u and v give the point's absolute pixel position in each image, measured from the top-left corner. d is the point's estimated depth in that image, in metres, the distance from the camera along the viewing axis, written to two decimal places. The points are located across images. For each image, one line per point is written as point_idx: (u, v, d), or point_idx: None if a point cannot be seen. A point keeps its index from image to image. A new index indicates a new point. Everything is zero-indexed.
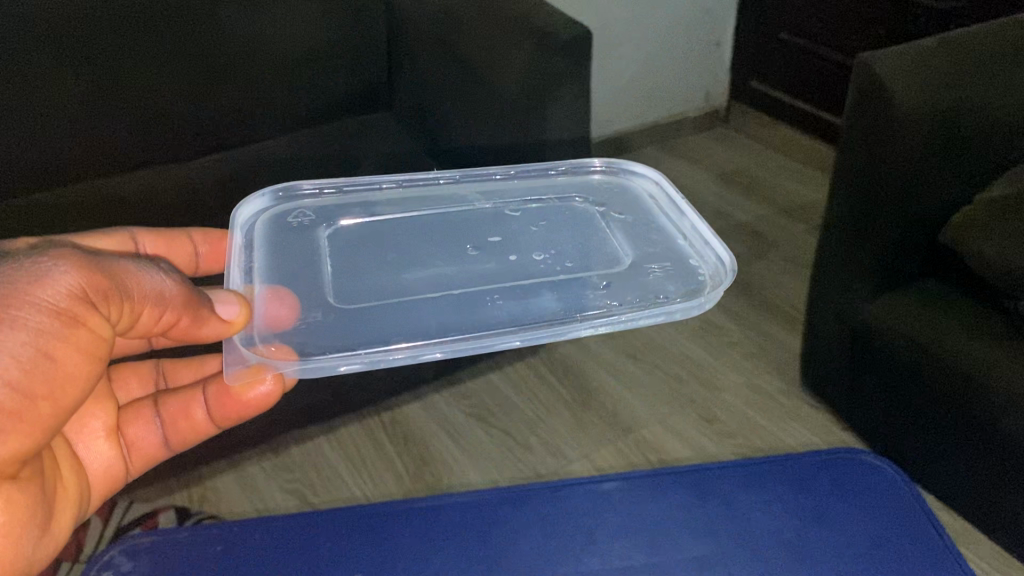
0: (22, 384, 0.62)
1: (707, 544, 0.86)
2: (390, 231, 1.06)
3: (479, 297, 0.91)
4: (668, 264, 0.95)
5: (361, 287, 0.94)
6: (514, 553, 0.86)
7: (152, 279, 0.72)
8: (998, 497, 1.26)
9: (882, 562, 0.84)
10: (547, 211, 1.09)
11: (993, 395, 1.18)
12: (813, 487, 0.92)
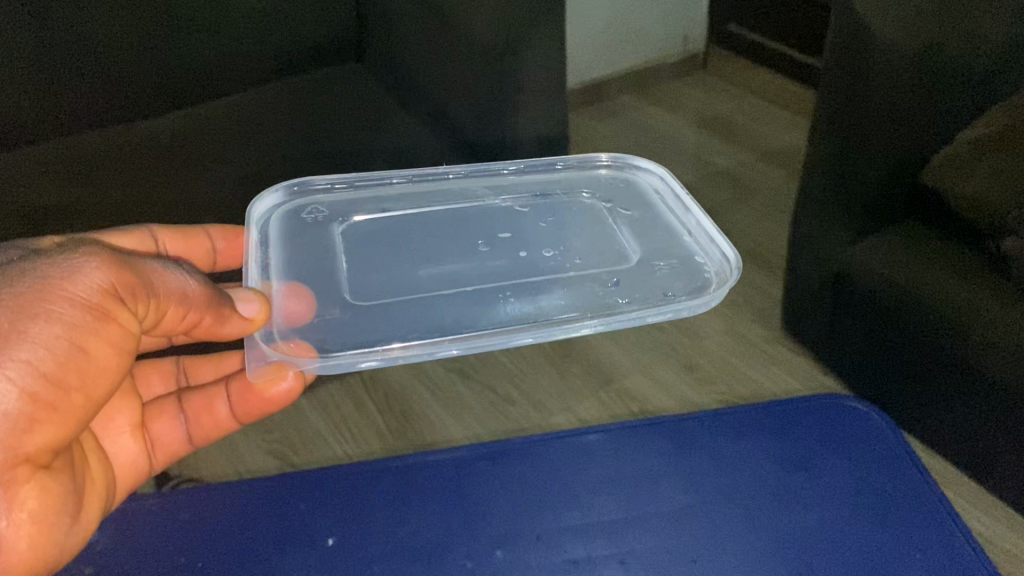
0: (56, 374, 0.63)
1: (687, 495, 0.87)
2: (403, 227, 1.05)
3: (493, 295, 0.92)
4: (675, 261, 0.96)
5: (378, 283, 0.94)
6: (495, 508, 0.87)
7: (176, 279, 0.73)
8: (980, 434, 1.28)
9: (864, 504, 0.85)
10: (555, 207, 1.09)
11: (969, 334, 1.20)
12: (792, 433, 0.93)
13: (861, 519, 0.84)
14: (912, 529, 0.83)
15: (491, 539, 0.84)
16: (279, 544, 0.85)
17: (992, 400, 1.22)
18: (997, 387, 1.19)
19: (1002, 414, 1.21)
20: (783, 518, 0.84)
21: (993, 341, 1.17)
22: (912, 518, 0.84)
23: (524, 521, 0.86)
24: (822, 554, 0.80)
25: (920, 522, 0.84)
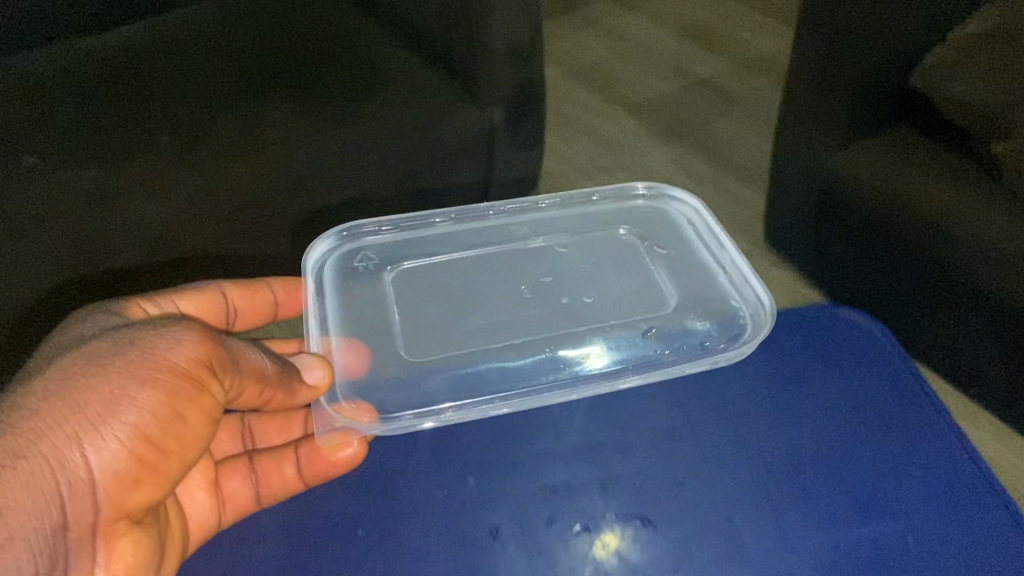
0: (155, 440, 0.60)
1: (670, 416, 0.82)
2: (449, 276, 0.91)
3: (541, 365, 0.79)
4: (712, 318, 0.83)
5: (435, 335, 0.83)
6: (465, 433, 0.81)
7: (254, 354, 0.68)
8: (965, 347, 1.21)
9: (861, 421, 0.80)
10: (594, 242, 0.94)
11: (960, 244, 1.12)
12: (781, 347, 0.88)
13: (856, 437, 0.78)
14: (910, 443, 0.78)
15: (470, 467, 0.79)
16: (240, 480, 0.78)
17: (985, 313, 1.13)
18: (988, 297, 1.11)
19: (996, 327, 1.12)
20: (762, 444, 0.78)
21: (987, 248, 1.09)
22: (911, 431, 0.79)
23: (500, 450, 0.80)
24: (819, 481, 0.75)
25: (920, 437, 0.78)
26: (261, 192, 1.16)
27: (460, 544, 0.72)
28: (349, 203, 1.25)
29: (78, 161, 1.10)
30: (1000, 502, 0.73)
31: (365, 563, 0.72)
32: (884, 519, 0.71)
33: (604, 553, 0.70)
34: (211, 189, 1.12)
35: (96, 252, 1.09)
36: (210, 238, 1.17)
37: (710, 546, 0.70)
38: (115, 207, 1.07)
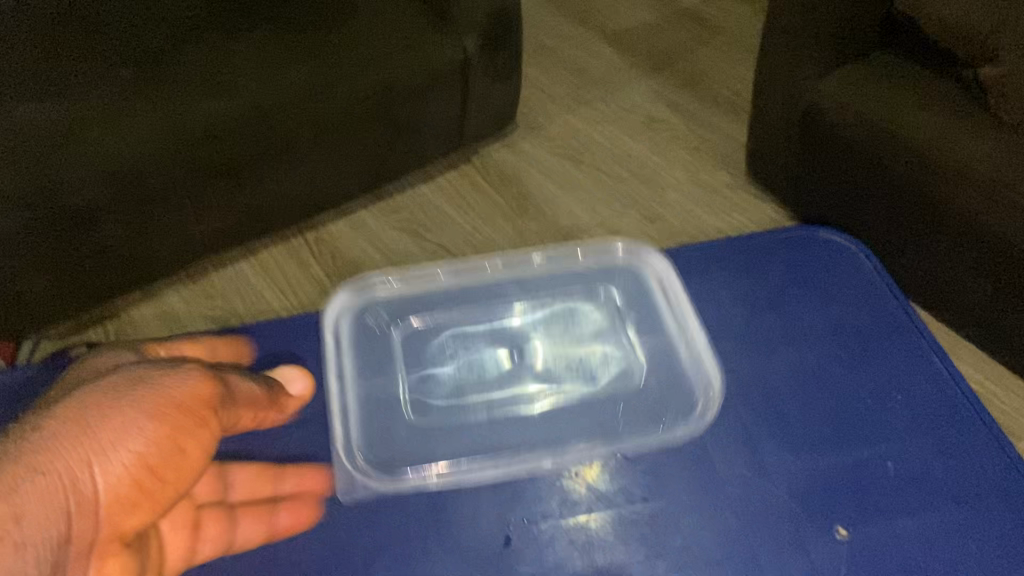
0: (157, 471, 0.45)
1: (655, 347, 0.69)
2: (433, 345, 0.71)
3: (562, 472, 0.60)
4: (672, 409, 0.64)
5: (425, 428, 0.65)
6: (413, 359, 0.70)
7: (247, 378, 0.56)
8: (967, 296, 0.94)
9: (843, 347, 0.65)
10: (554, 317, 0.72)
11: (943, 172, 0.88)
12: (761, 273, 0.70)
13: (836, 364, 0.64)
14: (897, 370, 0.63)
15: None
16: None
17: (943, 243, 0.92)
18: (950, 224, 0.90)
19: (950, 256, 0.92)
20: (731, 372, 0.64)
21: (968, 177, 0.86)
22: (897, 364, 0.63)
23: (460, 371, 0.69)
24: (799, 406, 0.62)
25: (917, 377, 0.62)
26: (239, 144, 0.93)
27: (379, 490, 0.59)
28: (322, 177, 1.06)
29: (45, 91, 0.88)
30: (1000, 448, 0.58)
31: (314, 499, 0.59)
32: (856, 446, 0.59)
33: (580, 484, 0.59)
34: (189, 129, 0.89)
35: (44, 193, 0.83)
36: (180, 193, 0.93)
37: (684, 486, 0.58)
38: (77, 144, 0.84)
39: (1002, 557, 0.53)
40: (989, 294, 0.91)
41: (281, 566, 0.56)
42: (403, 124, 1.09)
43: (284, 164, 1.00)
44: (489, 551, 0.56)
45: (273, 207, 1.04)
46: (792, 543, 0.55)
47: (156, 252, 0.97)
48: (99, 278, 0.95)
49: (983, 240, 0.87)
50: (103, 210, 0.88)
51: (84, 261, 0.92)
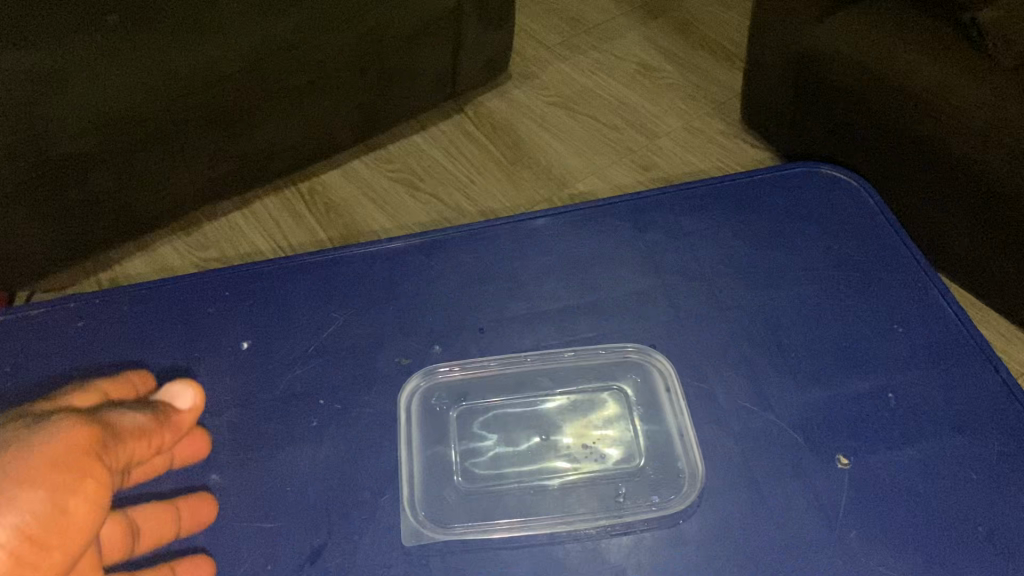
0: (41, 538, 0.36)
1: (645, 278, 0.66)
2: (408, 312, 0.66)
3: (550, 472, 0.57)
4: (662, 391, 0.60)
5: (429, 409, 0.61)
6: (409, 299, 0.66)
7: (128, 411, 0.46)
8: (965, 249, 0.89)
9: (843, 286, 0.64)
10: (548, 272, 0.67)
11: (942, 118, 0.82)
12: (762, 211, 0.69)
13: (834, 298, 0.63)
14: (894, 303, 0.63)
15: (426, 332, 0.64)
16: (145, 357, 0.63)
17: (940, 191, 0.86)
18: (949, 172, 0.84)
19: (948, 205, 0.87)
20: (732, 309, 0.63)
21: (969, 124, 0.80)
22: (901, 303, 0.63)
23: (454, 313, 0.65)
24: (799, 340, 0.61)
25: (916, 315, 0.62)
26: (229, 89, 0.91)
27: (380, 424, 0.59)
28: (317, 124, 1.04)
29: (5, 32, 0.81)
30: (998, 379, 0.58)
31: (327, 431, 0.59)
32: (854, 378, 0.59)
33: (583, 410, 0.61)
34: (178, 73, 0.85)
35: (31, 138, 0.80)
36: (169, 136, 0.90)
37: (674, 409, 0.59)
38: (65, 87, 0.80)
39: (1000, 488, 0.53)
40: (989, 244, 0.85)
41: (296, 501, 0.56)
42: (397, 69, 1.07)
43: (276, 111, 0.98)
44: (489, 482, 0.57)
45: (265, 154, 1.02)
46: (794, 474, 0.54)
47: (144, 199, 0.95)
48: (87, 227, 0.92)
49: (984, 188, 0.81)
50: (93, 154, 0.86)
51: (73, 208, 0.89)
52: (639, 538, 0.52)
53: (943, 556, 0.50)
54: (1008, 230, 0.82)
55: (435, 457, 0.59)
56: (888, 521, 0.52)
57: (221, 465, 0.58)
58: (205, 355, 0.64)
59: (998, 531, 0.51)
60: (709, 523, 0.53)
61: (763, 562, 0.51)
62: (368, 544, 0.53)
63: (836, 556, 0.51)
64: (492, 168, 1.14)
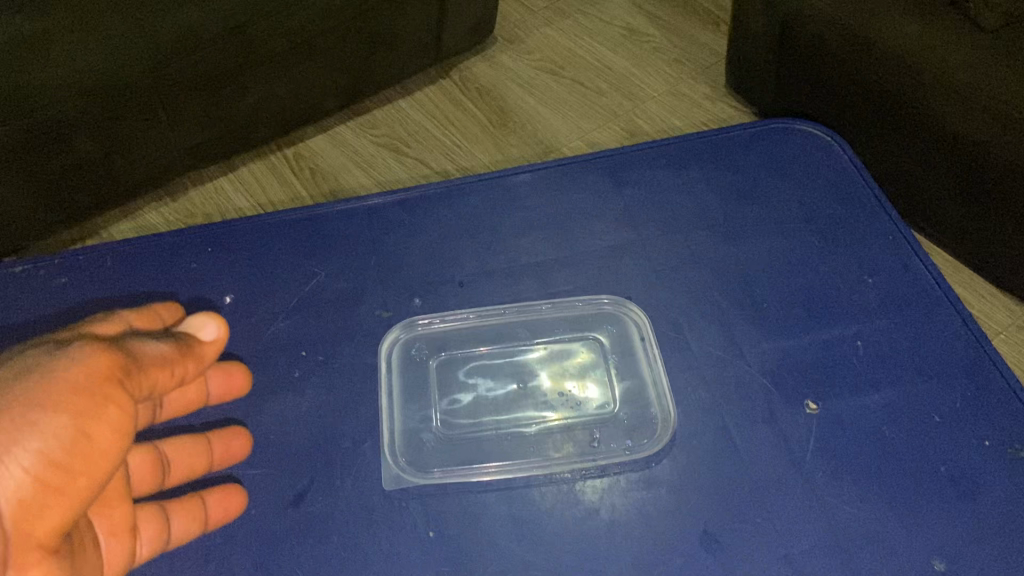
0: (65, 464, 0.38)
1: (622, 232, 0.67)
2: (386, 264, 0.67)
3: (528, 420, 0.59)
4: (635, 340, 0.61)
5: (407, 360, 0.62)
6: (387, 253, 0.67)
7: (150, 339, 0.45)
8: (942, 207, 0.89)
9: (812, 236, 0.65)
10: (524, 225, 0.68)
11: (920, 76, 0.82)
12: (734, 165, 0.70)
13: (806, 249, 0.64)
14: (864, 253, 0.63)
15: (406, 286, 0.65)
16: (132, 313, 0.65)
17: (916, 148, 0.87)
18: (925, 131, 0.84)
19: (923, 162, 0.87)
20: (706, 260, 0.64)
21: (945, 84, 0.80)
22: (869, 250, 0.64)
23: (433, 267, 0.66)
24: (771, 290, 0.62)
25: (885, 262, 0.63)
26: (213, 53, 0.89)
27: (360, 373, 0.60)
28: (300, 88, 1.03)
29: None
30: (964, 327, 0.59)
31: (309, 382, 0.60)
32: (823, 326, 0.60)
33: (562, 359, 0.62)
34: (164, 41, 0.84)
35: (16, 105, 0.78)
36: (154, 101, 0.89)
37: (648, 358, 0.60)
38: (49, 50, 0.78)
39: (962, 430, 0.54)
40: (962, 200, 0.86)
41: (276, 448, 0.57)
42: (380, 32, 1.05)
43: (260, 75, 0.97)
44: (466, 429, 0.59)
45: (249, 119, 1.01)
46: (764, 418, 0.55)
47: (129, 164, 0.93)
48: (72, 192, 0.91)
49: (958, 145, 0.82)
50: (79, 119, 0.84)
51: (58, 174, 0.88)
52: (613, 480, 0.54)
53: (906, 494, 0.51)
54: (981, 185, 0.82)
55: (416, 404, 0.60)
56: (853, 462, 0.53)
57: (203, 415, 0.59)
58: (188, 309, 0.65)
59: (958, 472, 0.52)
60: (679, 464, 0.54)
61: (732, 502, 0.52)
62: (348, 488, 0.55)
63: (802, 497, 0.52)
64: (475, 131, 1.12)
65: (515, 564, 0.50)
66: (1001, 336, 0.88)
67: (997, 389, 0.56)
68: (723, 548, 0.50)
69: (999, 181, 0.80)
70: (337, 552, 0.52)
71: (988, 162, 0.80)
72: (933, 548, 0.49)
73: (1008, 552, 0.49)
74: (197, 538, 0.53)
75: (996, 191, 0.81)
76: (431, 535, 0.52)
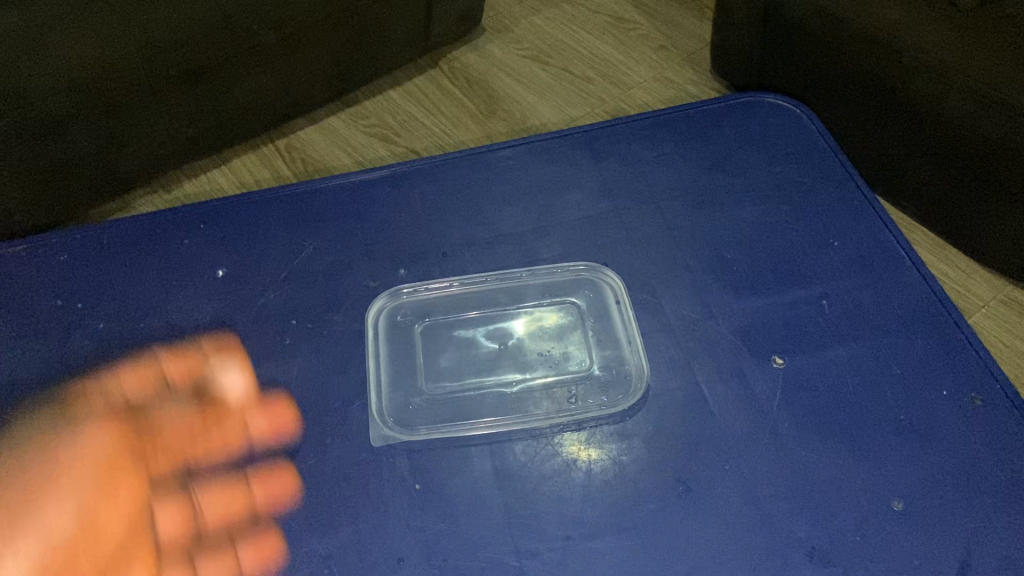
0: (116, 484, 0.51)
1: (599, 203, 0.70)
2: (373, 236, 0.69)
3: (509, 380, 0.62)
4: (612, 303, 0.64)
5: (393, 328, 0.65)
6: (373, 226, 0.70)
7: (183, 398, 0.61)
8: (979, 212, 0.76)
9: (782, 204, 0.68)
10: (506, 196, 0.71)
11: (902, 56, 0.74)
12: (708, 138, 0.73)
13: (776, 218, 0.67)
14: (831, 218, 0.67)
15: (392, 256, 0.68)
16: (130, 287, 0.68)
17: (900, 134, 0.79)
18: (908, 115, 0.77)
19: (908, 145, 0.79)
20: (680, 228, 0.67)
21: (930, 62, 0.72)
22: (835, 217, 0.67)
23: (417, 237, 0.69)
24: (742, 255, 0.65)
25: (850, 229, 0.66)
26: (206, 48, 0.83)
27: (349, 339, 0.63)
28: (286, 79, 0.95)
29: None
30: (926, 287, 0.62)
31: (299, 347, 0.63)
32: (791, 288, 0.63)
33: (541, 322, 0.65)
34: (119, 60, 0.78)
35: (13, 101, 0.74)
36: (138, 95, 0.82)
37: (624, 321, 0.63)
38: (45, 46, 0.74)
39: (921, 381, 0.57)
40: (955, 186, 0.77)
41: (269, 409, 0.60)
42: (366, 21, 0.97)
43: (245, 68, 0.89)
44: (452, 390, 0.62)
45: (239, 111, 0.93)
46: (733, 375, 0.59)
47: (112, 162, 0.86)
48: (48, 191, 0.83)
49: (949, 130, 0.74)
50: (78, 118, 0.80)
51: (44, 173, 0.82)
52: (590, 433, 0.57)
53: (865, 443, 0.55)
54: (983, 170, 0.73)
55: (403, 367, 0.63)
56: (816, 415, 0.56)
57: (200, 380, 0.62)
58: (182, 282, 0.68)
59: (917, 421, 0.56)
60: (651, 417, 0.58)
61: (701, 455, 0.56)
62: (338, 446, 0.58)
63: (768, 446, 0.55)
64: (463, 119, 1.04)
65: (499, 513, 0.54)
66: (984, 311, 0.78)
67: (956, 349, 0.59)
68: (694, 494, 0.54)
69: (997, 166, 0.72)
70: (328, 505, 0.55)
71: (986, 146, 0.72)
72: (891, 491, 0.53)
73: (961, 493, 0.53)
74: (192, 494, 0.56)
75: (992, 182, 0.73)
76: (418, 487, 0.55)
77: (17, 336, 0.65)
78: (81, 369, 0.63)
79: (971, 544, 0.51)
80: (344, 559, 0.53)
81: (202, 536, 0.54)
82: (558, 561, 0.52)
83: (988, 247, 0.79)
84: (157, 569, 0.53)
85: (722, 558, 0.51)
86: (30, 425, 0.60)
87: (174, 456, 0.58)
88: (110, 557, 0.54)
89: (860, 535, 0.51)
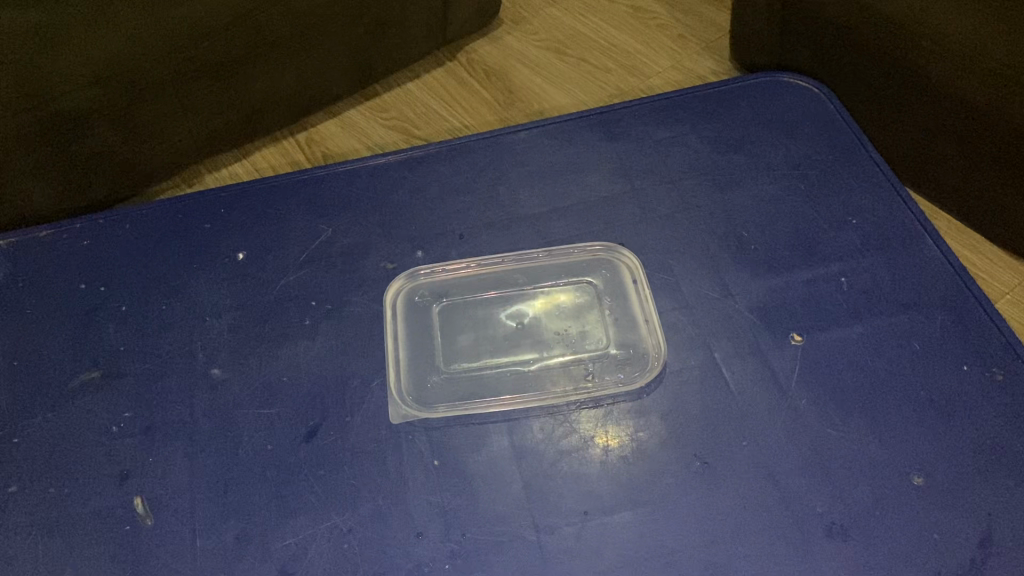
0: None
1: (615, 183, 0.70)
2: (392, 217, 0.70)
3: (527, 360, 0.62)
4: (628, 282, 0.65)
5: (411, 309, 0.65)
6: (391, 208, 0.70)
7: None
8: (1010, 203, 0.70)
9: (800, 182, 0.68)
10: (523, 176, 0.71)
11: (922, 40, 0.66)
12: (725, 117, 0.74)
13: (793, 197, 0.67)
14: (849, 197, 0.67)
15: (409, 238, 0.68)
16: (153, 270, 0.68)
17: (926, 118, 0.71)
18: (933, 99, 0.69)
19: (936, 130, 0.71)
20: (697, 208, 0.67)
21: (950, 47, 0.64)
22: (854, 195, 0.67)
23: (436, 218, 0.69)
24: (759, 234, 0.65)
25: (869, 206, 0.66)
26: (228, 40, 0.76)
27: (367, 318, 0.64)
28: (311, 73, 0.87)
29: None
30: (945, 263, 0.62)
31: (319, 327, 0.63)
32: (809, 266, 0.63)
33: (558, 302, 0.65)
34: (144, 52, 0.70)
35: (21, 96, 0.67)
36: (156, 89, 0.75)
37: (641, 300, 0.63)
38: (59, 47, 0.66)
39: (940, 356, 0.57)
40: (987, 175, 0.69)
41: (290, 387, 0.60)
42: (389, 15, 0.88)
43: (268, 63, 0.82)
44: (470, 369, 0.62)
45: (263, 106, 0.86)
46: (750, 351, 0.59)
47: (133, 157, 0.80)
48: (65, 186, 0.77)
49: (975, 116, 0.66)
50: (91, 112, 0.72)
51: (59, 169, 0.75)
52: (607, 411, 0.58)
53: (884, 417, 0.55)
54: (1019, 158, 0.65)
55: (422, 347, 0.64)
56: (834, 391, 0.56)
57: (222, 360, 0.62)
58: (204, 265, 0.68)
59: (938, 395, 0.56)
60: (667, 394, 0.58)
61: (718, 430, 0.56)
62: (358, 423, 0.58)
63: (786, 423, 0.55)
64: (482, 111, 0.96)
65: (517, 490, 0.54)
66: (1007, 297, 0.72)
67: (977, 325, 0.59)
68: (712, 469, 0.54)
69: (1015, 152, 0.65)
70: (347, 481, 0.56)
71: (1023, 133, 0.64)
72: (911, 465, 0.53)
73: (983, 468, 0.52)
74: (215, 471, 0.57)
75: (1010, 174, 0.67)
76: (436, 464, 0.56)
77: (44, 320, 0.66)
78: (105, 351, 0.64)
79: (993, 518, 0.51)
80: (364, 534, 0.53)
81: (224, 512, 0.55)
82: (575, 536, 0.52)
83: (1015, 240, 0.73)
84: (181, 544, 0.54)
85: (738, 533, 0.51)
86: (56, 405, 0.61)
87: (196, 434, 0.59)
88: (135, 534, 0.55)
89: (880, 510, 0.51)
